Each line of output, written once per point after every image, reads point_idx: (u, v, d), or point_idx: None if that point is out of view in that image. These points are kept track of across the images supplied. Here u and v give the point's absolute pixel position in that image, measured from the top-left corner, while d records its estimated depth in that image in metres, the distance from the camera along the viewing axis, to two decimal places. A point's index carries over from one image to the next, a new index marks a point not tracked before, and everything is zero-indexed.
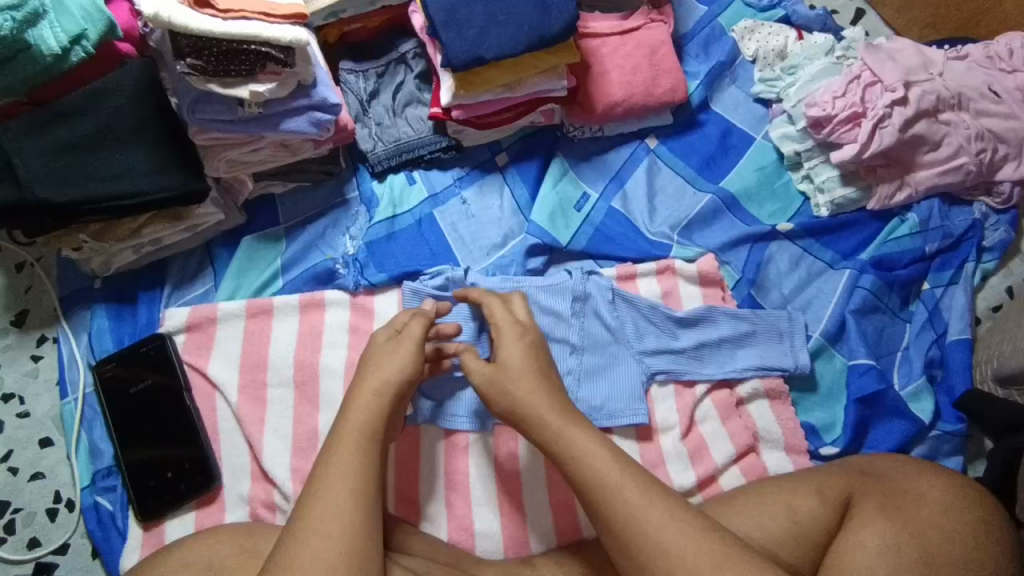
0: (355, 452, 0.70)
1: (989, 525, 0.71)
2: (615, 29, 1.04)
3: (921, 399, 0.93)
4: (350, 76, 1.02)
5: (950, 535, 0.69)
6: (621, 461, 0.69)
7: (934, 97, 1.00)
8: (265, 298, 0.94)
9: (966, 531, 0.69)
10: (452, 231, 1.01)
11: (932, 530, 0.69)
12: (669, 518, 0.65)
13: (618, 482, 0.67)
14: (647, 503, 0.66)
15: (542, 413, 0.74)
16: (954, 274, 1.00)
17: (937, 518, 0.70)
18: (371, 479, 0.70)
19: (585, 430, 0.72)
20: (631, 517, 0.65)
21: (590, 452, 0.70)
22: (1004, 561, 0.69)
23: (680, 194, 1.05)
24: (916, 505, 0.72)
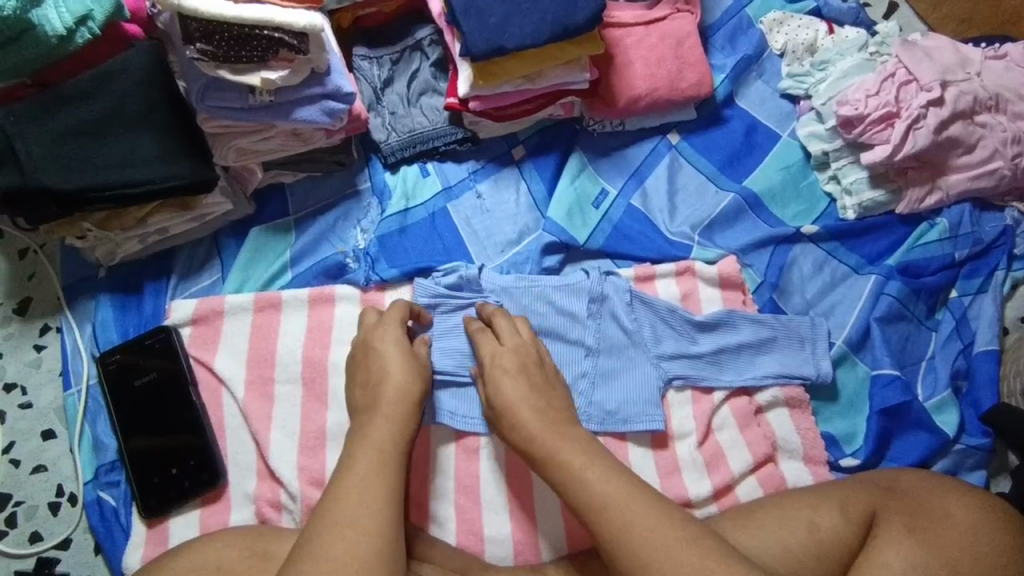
0: (370, 457, 0.70)
1: (1020, 548, 0.68)
2: (640, 19, 1.00)
3: (944, 411, 0.90)
4: (364, 63, 1.00)
5: (979, 557, 0.67)
6: (620, 483, 0.68)
7: (972, 98, 0.96)
8: (274, 292, 0.91)
9: (995, 552, 0.67)
10: (466, 226, 0.99)
11: (958, 553, 0.67)
12: (679, 541, 0.64)
13: (623, 510, 0.66)
14: (662, 530, 0.65)
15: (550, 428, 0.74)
16: (983, 282, 0.97)
17: (964, 540, 0.68)
18: (389, 482, 0.69)
19: (581, 451, 0.71)
20: (623, 534, 0.65)
21: (585, 469, 0.69)
22: None
23: (701, 192, 1.02)
24: (941, 525, 0.70)
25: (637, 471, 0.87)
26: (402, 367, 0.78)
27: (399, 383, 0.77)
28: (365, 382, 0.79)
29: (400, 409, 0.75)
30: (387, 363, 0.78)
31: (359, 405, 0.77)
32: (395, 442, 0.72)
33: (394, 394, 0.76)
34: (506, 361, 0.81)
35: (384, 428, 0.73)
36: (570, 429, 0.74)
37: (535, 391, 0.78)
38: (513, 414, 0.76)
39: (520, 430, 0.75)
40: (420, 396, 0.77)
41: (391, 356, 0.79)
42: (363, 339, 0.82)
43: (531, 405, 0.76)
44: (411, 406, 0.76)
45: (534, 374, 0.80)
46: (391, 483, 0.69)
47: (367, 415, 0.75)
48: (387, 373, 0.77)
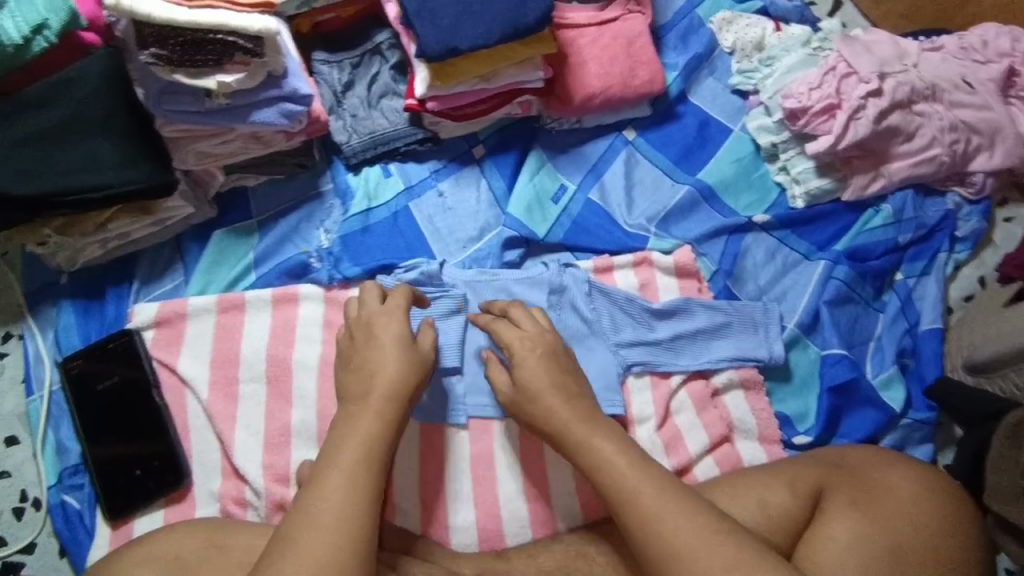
0: (348, 456, 0.70)
1: (960, 515, 0.71)
2: (592, 20, 1.03)
3: (892, 387, 0.93)
4: (324, 67, 1.02)
5: (921, 528, 0.70)
6: (654, 480, 0.69)
7: (909, 88, 1.00)
8: (237, 293, 0.93)
9: (934, 521, 0.70)
10: (428, 223, 1.01)
11: (902, 523, 0.70)
12: (711, 531, 0.65)
13: (647, 502, 0.67)
14: (683, 520, 0.66)
15: (569, 422, 0.75)
16: (926, 264, 1.01)
17: (907, 511, 0.71)
18: (367, 480, 0.69)
19: (615, 446, 0.72)
20: (647, 524, 0.66)
21: (616, 456, 0.71)
22: (975, 551, 0.70)
23: (657, 185, 1.06)
24: (884, 498, 0.72)
25: None
26: (395, 361, 0.78)
27: (388, 381, 0.76)
28: (351, 366, 0.79)
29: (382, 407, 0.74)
30: (385, 357, 0.78)
31: (347, 392, 0.76)
32: (374, 437, 0.72)
33: (380, 395, 0.75)
34: (535, 344, 0.82)
35: (367, 431, 0.72)
36: (603, 423, 0.75)
37: (563, 376, 0.79)
38: (545, 411, 0.77)
39: (552, 416, 0.76)
40: (412, 388, 0.77)
41: (389, 349, 0.78)
42: (359, 324, 0.82)
43: (562, 397, 0.77)
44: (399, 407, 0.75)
45: (562, 361, 0.81)
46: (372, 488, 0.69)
47: (351, 407, 0.75)
48: (378, 372, 0.76)
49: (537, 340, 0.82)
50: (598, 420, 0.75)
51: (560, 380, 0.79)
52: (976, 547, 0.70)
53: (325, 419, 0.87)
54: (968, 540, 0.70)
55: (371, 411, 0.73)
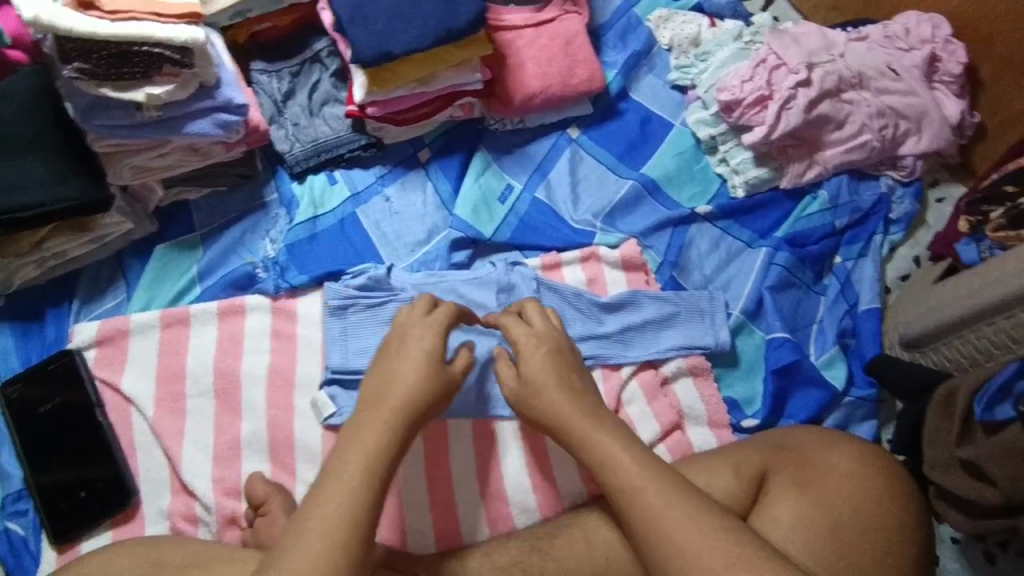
0: (354, 461, 0.67)
1: (896, 487, 0.73)
2: (529, 21, 1.04)
3: (834, 366, 0.96)
4: (262, 77, 1.01)
5: (859, 504, 0.71)
6: (659, 477, 0.67)
7: (836, 77, 1.03)
8: (181, 307, 0.92)
9: (873, 498, 0.72)
10: (375, 228, 1.01)
11: (840, 501, 0.72)
12: (714, 530, 0.63)
13: (652, 500, 0.65)
14: (686, 515, 0.64)
15: (570, 420, 0.74)
16: (863, 246, 1.05)
17: (846, 489, 0.72)
18: (371, 486, 0.66)
19: (618, 445, 0.71)
20: (652, 521, 0.64)
21: (619, 453, 0.70)
22: (912, 523, 0.72)
23: (602, 181, 1.07)
24: (822, 478, 0.74)
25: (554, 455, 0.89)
26: (416, 368, 0.75)
27: (407, 389, 0.74)
28: (376, 371, 0.76)
29: (396, 414, 0.72)
30: (399, 367, 0.75)
31: (368, 397, 0.73)
32: (384, 443, 0.69)
33: (397, 404, 0.73)
34: (541, 341, 0.81)
35: (374, 436, 0.69)
36: (608, 421, 0.74)
37: (567, 373, 0.79)
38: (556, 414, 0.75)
39: (556, 413, 0.75)
40: (425, 403, 0.74)
41: (402, 358, 0.76)
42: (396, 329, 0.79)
43: (566, 397, 0.76)
44: (412, 417, 0.73)
45: (567, 359, 0.80)
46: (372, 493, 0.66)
47: (365, 410, 0.72)
48: (402, 379, 0.74)
49: (542, 337, 0.81)
50: (604, 420, 0.74)
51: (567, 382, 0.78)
52: (913, 520, 0.72)
53: (276, 429, 0.87)
54: (906, 514, 0.72)
55: (376, 423, 0.70)
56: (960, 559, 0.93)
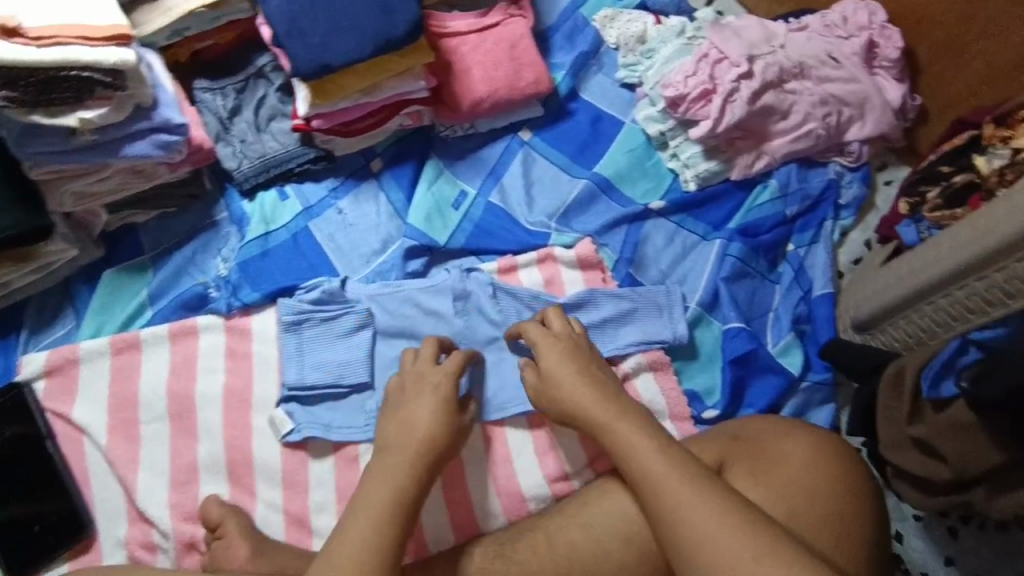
0: (379, 501, 0.72)
1: (850, 472, 0.73)
2: (473, 27, 1.04)
3: (790, 353, 0.98)
4: (206, 95, 1.00)
5: (815, 493, 0.71)
6: (688, 473, 0.66)
7: (777, 68, 1.05)
8: (132, 332, 0.91)
9: (828, 487, 0.71)
10: (329, 241, 1.01)
11: (796, 490, 0.71)
12: (739, 520, 0.62)
13: (674, 487, 0.65)
14: (708, 505, 0.63)
15: (591, 412, 0.76)
16: (814, 233, 1.06)
17: (800, 477, 0.72)
18: (397, 525, 0.71)
19: (647, 444, 0.70)
20: (674, 507, 0.64)
21: (641, 442, 0.70)
22: (868, 508, 0.72)
23: (556, 182, 1.08)
24: (777, 469, 0.73)
25: (517, 457, 0.90)
26: (430, 409, 0.81)
27: (426, 431, 0.79)
28: (395, 417, 0.81)
29: (416, 456, 0.77)
30: (415, 413, 0.81)
31: (386, 441, 0.79)
32: (406, 483, 0.74)
33: (418, 446, 0.78)
34: (558, 343, 0.85)
35: (394, 476, 0.74)
36: (633, 412, 0.75)
37: (587, 368, 0.82)
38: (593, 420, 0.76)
39: (579, 409, 0.77)
40: (443, 447, 0.79)
41: (421, 405, 0.81)
42: (410, 377, 0.85)
43: (588, 392, 0.78)
44: (431, 458, 0.78)
45: (583, 359, 0.83)
46: (398, 535, 0.70)
47: (384, 452, 0.77)
48: (419, 422, 0.79)
49: (560, 339, 0.85)
50: (636, 419, 0.73)
51: (598, 389, 0.78)
52: (866, 508, 0.72)
53: (233, 450, 0.86)
54: (859, 504, 0.71)
55: (396, 466, 0.75)
56: (924, 536, 0.94)
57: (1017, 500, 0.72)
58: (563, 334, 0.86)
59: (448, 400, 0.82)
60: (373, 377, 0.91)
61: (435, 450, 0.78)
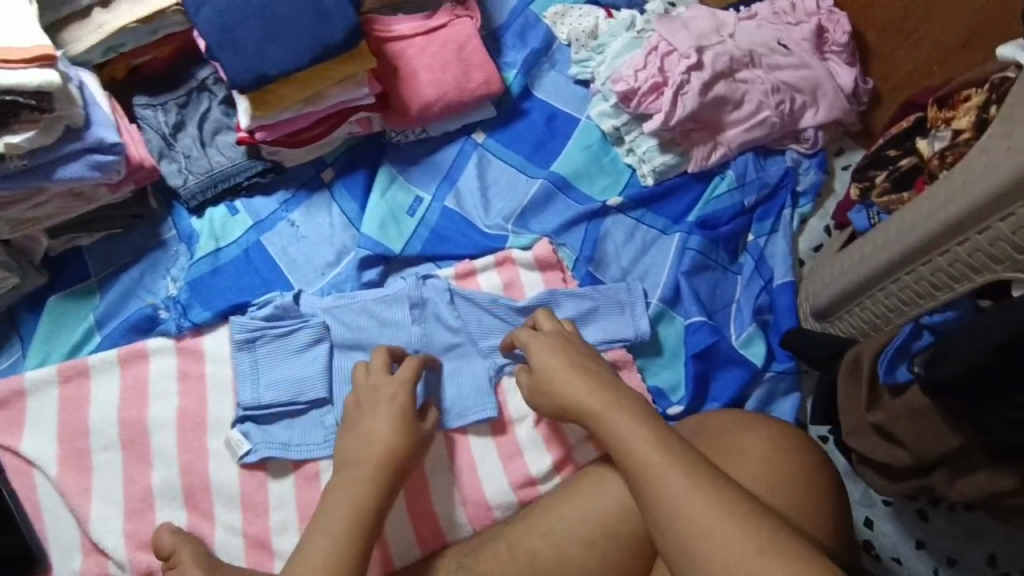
0: (337, 523, 0.69)
1: (807, 464, 0.72)
2: (419, 30, 1.03)
3: (753, 344, 0.97)
4: (146, 111, 0.98)
5: (774, 487, 0.70)
6: (688, 468, 0.62)
7: (727, 58, 1.04)
8: (80, 358, 0.88)
9: (787, 477, 0.70)
10: (282, 255, 0.99)
11: (755, 485, 0.70)
12: (744, 514, 0.59)
13: (675, 481, 0.61)
14: (711, 499, 0.59)
15: (585, 401, 0.71)
16: (774, 222, 1.06)
17: (757, 472, 0.70)
18: (360, 543, 0.68)
19: (644, 438, 0.65)
20: (674, 502, 0.60)
21: (638, 433, 0.65)
22: (828, 499, 0.70)
23: (512, 183, 1.06)
24: (735, 462, 0.71)
25: (481, 465, 0.89)
26: (388, 420, 0.78)
27: (386, 445, 0.76)
28: (353, 432, 0.78)
29: (377, 472, 0.74)
30: (375, 425, 0.77)
31: (346, 456, 0.76)
32: (367, 501, 0.71)
33: (378, 460, 0.75)
34: (549, 337, 0.80)
35: (356, 493, 0.72)
36: (629, 400, 0.70)
37: (578, 358, 0.77)
38: (588, 410, 0.70)
39: (570, 400, 0.72)
40: (407, 459, 0.76)
41: (381, 416, 0.78)
42: (365, 390, 0.82)
43: (580, 382, 0.73)
44: (393, 472, 0.75)
45: (573, 351, 0.79)
46: (360, 548, 0.68)
47: (346, 470, 0.74)
48: (378, 436, 0.76)
49: (550, 334, 0.81)
50: (632, 408, 0.69)
51: (591, 379, 0.73)
52: (824, 497, 0.70)
53: (188, 474, 0.84)
54: (818, 494, 0.70)
55: (358, 480, 0.73)
56: (893, 520, 0.94)
57: (975, 482, 0.72)
58: (553, 334, 0.81)
59: (405, 411, 0.79)
60: (331, 393, 0.89)
61: (395, 462, 0.75)
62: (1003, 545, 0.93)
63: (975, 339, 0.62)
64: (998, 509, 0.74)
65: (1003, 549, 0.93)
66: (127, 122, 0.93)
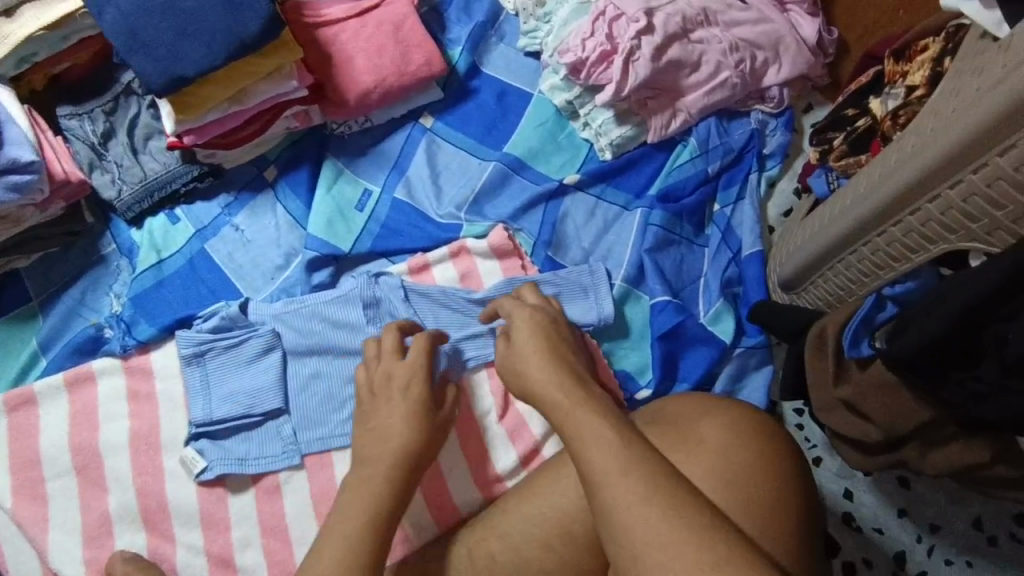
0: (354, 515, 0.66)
1: (772, 453, 0.69)
2: (351, 12, 0.98)
3: (722, 319, 0.94)
4: (71, 121, 0.92)
5: (732, 478, 0.67)
6: (649, 472, 0.55)
7: (679, 19, 0.99)
8: (26, 386, 0.86)
9: (752, 469, 0.67)
10: (228, 262, 0.95)
11: (711, 478, 0.67)
12: (701, 523, 0.52)
13: (631, 484, 0.54)
14: (667, 507, 0.53)
15: (550, 391, 0.64)
16: (740, 189, 1.01)
17: (714, 462, 0.67)
18: (379, 535, 0.66)
19: (602, 438, 0.58)
20: (627, 508, 0.54)
21: (598, 428, 0.59)
22: (793, 489, 0.67)
23: (465, 167, 1.01)
24: (693, 454, 0.68)
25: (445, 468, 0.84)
26: (405, 414, 0.73)
27: (401, 441, 0.71)
28: (366, 425, 0.74)
29: (393, 471, 0.70)
30: (394, 422, 0.73)
31: (362, 452, 0.72)
32: (385, 495, 0.68)
33: (397, 453, 0.71)
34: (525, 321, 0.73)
35: (372, 495, 0.68)
36: (596, 392, 0.63)
37: (551, 341, 0.70)
38: (551, 408, 0.63)
39: (535, 388, 0.65)
40: (427, 449, 0.73)
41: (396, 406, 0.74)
42: (378, 375, 0.77)
43: (545, 369, 0.66)
44: (413, 464, 0.71)
45: (550, 333, 0.71)
46: (381, 539, 0.66)
47: (362, 467, 0.70)
48: (393, 430, 0.72)
49: (528, 313, 0.74)
50: (600, 404, 0.61)
51: (563, 373, 0.65)
52: (788, 490, 0.67)
53: (145, 497, 0.83)
54: (783, 486, 0.67)
55: (377, 475, 0.69)
56: (873, 490, 0.92)
57: (950, 454, 0.69)
58: (540, 313, 0.76)
59: (422, 403, 0.74)
60: (287, 402, 0.86)
61: (412, 458, 0.71)
62: (986, 507, 0.91)
63: (954, 293, 0.56)
64: (976, 481, 0.71)
65: (986, 510, 0.91)
66: (51, 135, 0.89)
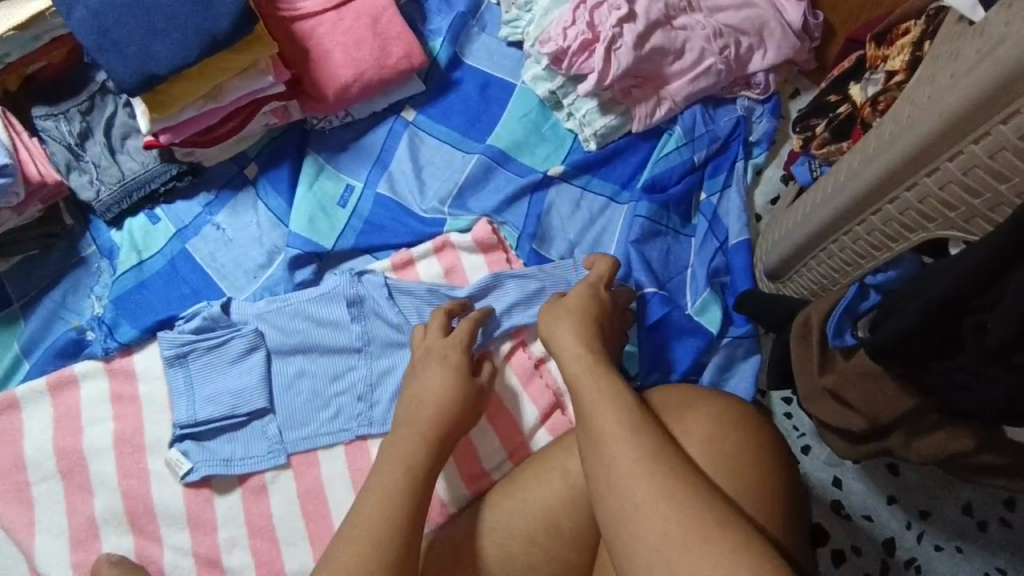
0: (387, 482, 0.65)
1: (755, 444, 0.68)
2: (327, 5, 0.97)
3: (708, 310, 0.93)
4: (47, 122, 0.91)
5: (720, 467, 0.66)
6: (656, 440, 0.57)
7: (662, 6, 0.98)
8: (9, 391, 0.85)
9: (739, 457, 0.67)
10: (210, 261, 0.94)
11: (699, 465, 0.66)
12: (703, 491, 0.54)
13: (639, 451, 0.56)
14: (672, 472, 0.55)
15: (567, 363, 0.67)
16: (726, 177, 1.00)
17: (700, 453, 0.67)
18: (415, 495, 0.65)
19: (615, 407, 0.60)
20: (633, 470, 0.55)
21: (611, 397, 0.61)
22: (777, 479, 0.67)
23: (448, 160, 1.00)
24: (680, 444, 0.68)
25: None
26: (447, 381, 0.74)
27: (432, 410, 0.72)
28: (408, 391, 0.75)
29: (427, 437, 0.69)
30: (433, 385, 0.74)
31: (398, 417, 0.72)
32: (418, 458, 0.67)
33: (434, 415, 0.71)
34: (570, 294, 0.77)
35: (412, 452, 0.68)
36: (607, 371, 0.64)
37: (596, 314, 0.74)
38: (568, 381, 0.65)
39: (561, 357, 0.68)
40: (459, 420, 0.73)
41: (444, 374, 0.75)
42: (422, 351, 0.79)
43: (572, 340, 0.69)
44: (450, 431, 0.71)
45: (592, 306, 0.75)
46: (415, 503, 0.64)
47: (397, 429, 0.70)
48: (432, 392, 0.73)
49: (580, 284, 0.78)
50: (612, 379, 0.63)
51: (592, 347, 0.68)
52: (772, 479, 0.67)
53: (131, 500, 0.82)
54: (767, 475, 0.66)
55: (413, 438, 0.69)
56: (863, 478, 0.92)
57: (934, 443, 0.68)
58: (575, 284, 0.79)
59: (458, 375, 0.75)
60: (273, 401, 0.86)
61: (445, 424, 0.71)
62: (975, 493, 0.91)
63: (937, 278, 0.55)
64: (961, 468, 0.70)
65: (975, 496, 0.91)
66: (27, 136, 0.89)
